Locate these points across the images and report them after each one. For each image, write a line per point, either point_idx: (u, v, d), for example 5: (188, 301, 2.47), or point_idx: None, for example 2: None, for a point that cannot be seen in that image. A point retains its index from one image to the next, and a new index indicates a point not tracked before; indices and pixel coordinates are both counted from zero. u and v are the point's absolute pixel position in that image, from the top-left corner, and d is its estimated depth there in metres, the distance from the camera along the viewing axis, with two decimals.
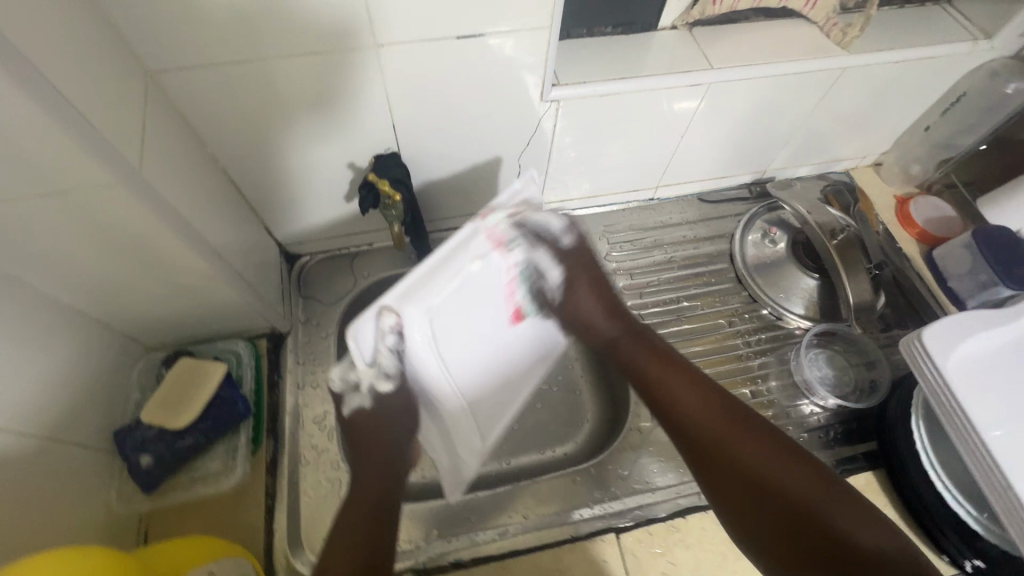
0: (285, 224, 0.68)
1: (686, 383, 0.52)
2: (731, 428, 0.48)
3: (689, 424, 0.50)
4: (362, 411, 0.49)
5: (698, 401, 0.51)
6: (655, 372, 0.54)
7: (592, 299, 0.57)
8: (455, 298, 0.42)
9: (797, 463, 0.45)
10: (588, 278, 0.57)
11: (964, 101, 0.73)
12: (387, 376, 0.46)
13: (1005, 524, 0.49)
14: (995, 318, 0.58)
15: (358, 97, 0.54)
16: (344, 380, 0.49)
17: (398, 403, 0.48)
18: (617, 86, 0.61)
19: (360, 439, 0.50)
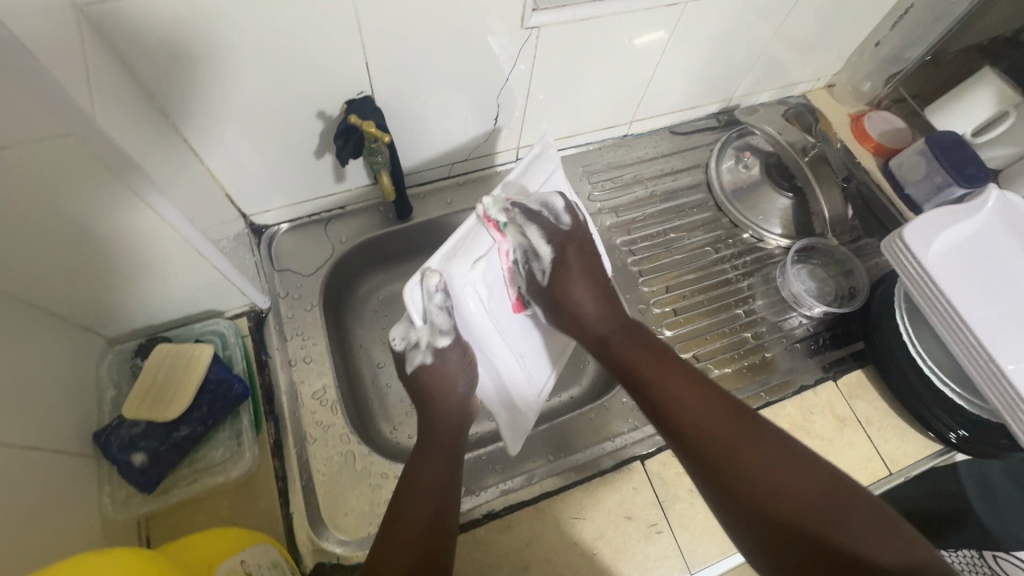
0: (249, 191, 0.62)
1: (680, 381, 0.48)
2: (734, 429, 0.44)
3: (681, 418, 0.46)
4: (425, 367, 0.53)
5: (696, 400, 0.46)
6: (649, 369, 0.50)
7: (586, 287, 0.56)
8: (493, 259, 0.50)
9: (805, 478, 0.40)
10: (582, 255, 0.57)
11: (913, 12, 0.77)
12: (442, 331, 0.51)
13: (987, 391, 0.54)
14: (963, 213, 0.63)
15: (328, 31, 0.48)
16: (405, 339, 0.54)
17: (459, 357, 0.53)
18: (599, 9, 0.58)
19: (426, 391, 0.53)
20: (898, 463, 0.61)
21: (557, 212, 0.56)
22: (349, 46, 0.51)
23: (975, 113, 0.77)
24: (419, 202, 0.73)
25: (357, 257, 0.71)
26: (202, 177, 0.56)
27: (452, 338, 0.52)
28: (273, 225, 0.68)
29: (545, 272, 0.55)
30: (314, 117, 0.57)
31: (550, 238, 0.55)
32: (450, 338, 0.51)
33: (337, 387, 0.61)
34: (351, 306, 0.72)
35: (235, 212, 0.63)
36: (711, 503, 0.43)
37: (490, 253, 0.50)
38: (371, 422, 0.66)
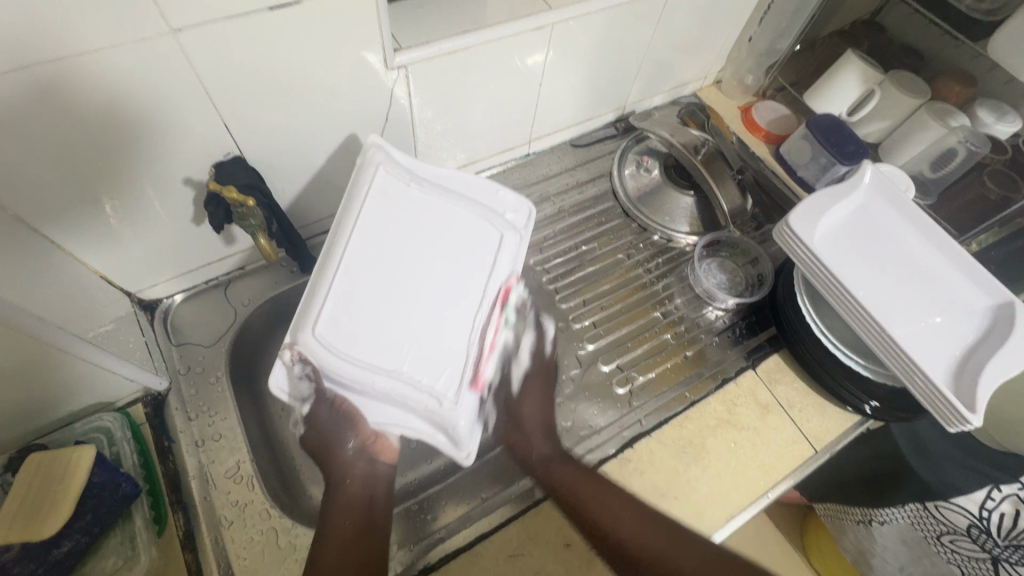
0: (130, 271, 0.58)
1: (626, 513, 0.54)
2: (665, 540, 0.53)
3: (661, 564, 0.52)
4: (307, 438, 0.55)
5: (663, 544, 0.53)
6: (585, 494, 0.56)
7: (561, 321, 0.69)
8: (343, 304, 0.49)
9: None
10: (537, 390, 0.65)
11: (776, 6, 0.81)
12: (304, 400, 0.51)
13: (885, 360, 0.57)
14: (840, 192, 0.66)
15: (170, 100, 0.46)
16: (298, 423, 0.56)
17: (327, 414, 0.53)
18: (462, 42, 0.58)
19: (320, 444, 0.55)
20: (823, 440, 0.63)
21: (512, 352, 0.67)
22: (202, 110, 0.48)
23: (847, 94, 0.81)
24: (323, 251, 0.71)
25: (264, 317, 0.68)
26: (67, 263, 0.51)
27: (315, 403, 0.52)
28: (165, 297, 0.64)
29: (511, 384, 0.66)
30: (182, 183, 0.54)
31: (533, 358, 0.67)
32: (312, 402, 0.51)
33: (252, 460, 0.57)
34: (266, 368, 0.69)
35: (116, 292, 0.59)
36: None
37: (328, 301, 0.49)
38: (299, 487, 0.62)
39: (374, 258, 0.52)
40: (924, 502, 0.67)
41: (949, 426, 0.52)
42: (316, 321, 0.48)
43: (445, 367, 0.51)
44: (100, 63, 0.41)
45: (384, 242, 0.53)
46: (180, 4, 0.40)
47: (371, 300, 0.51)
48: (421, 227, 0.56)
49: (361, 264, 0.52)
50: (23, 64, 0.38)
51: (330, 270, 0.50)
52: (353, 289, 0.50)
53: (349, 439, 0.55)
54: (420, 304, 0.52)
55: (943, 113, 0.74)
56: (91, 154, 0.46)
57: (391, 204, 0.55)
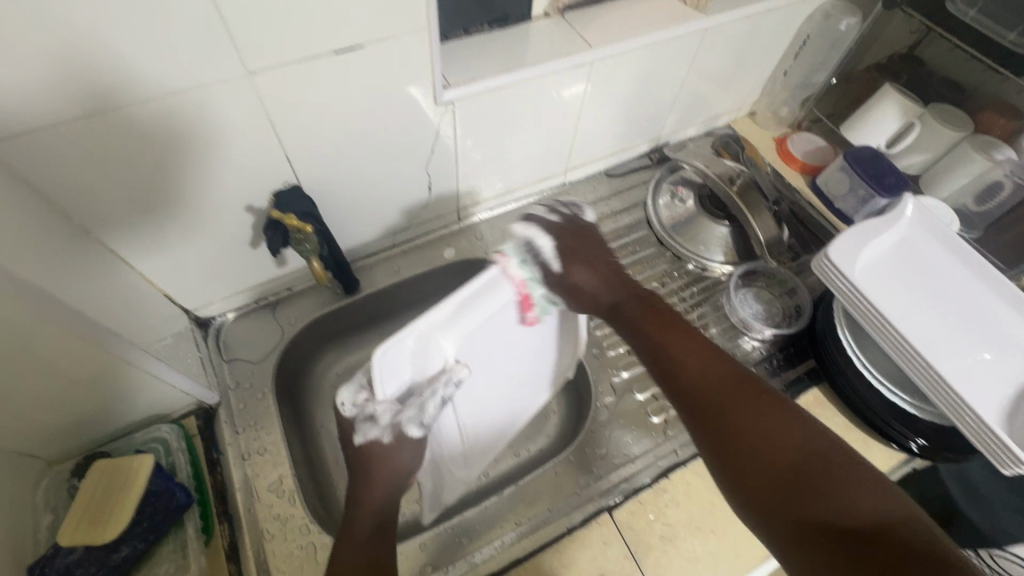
0: (191, 290, 0.62)
1: (699, 353, 0.51)
2: (736, 393, 0.47)
3: (693, 385, 0.49)
4: (378, 445, 0.52)
5: (699, 363, 0.50)
6: (654, 333, 0.54)
7: (591, 278, 0.56)
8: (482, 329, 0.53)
9: (788, 430, 0.43)
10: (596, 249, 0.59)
11: (811, 41, 0.83)
12: (419, 423, 0.52)
13: (933, 398, 0.56)
14: (882, 225, 0.66)
15: (240, 133, 0.50)
16: (355, 405, 0.52)
17: (411, 445, 0.53)
18: (507, 78, 0.61)
19: (362, 471, 0.52)
20: None
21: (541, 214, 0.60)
22: (267, 142, 0.52)
23: (886, 127, 0.81)
24: (365, 274, 0.74)
25: (308, 337, 0.71)
26: (136, 282, 0.55)
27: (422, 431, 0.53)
28: (219, 314, 0.68)
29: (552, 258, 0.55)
30: (243, 210, 0.58)
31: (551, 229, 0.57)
32: (422, 430, 0.52)
33: (293, 475, 0.59)
34: (308, 386, 0.71)
35: (177, 309, 0.62)
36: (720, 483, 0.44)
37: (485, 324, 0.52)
38: (335, 505, 0.64)
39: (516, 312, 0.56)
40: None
41: (1004, 469, 0.50)
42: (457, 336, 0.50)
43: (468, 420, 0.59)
44: (183, 103, 0.45)
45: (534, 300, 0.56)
46: (256, 51, 0.45)
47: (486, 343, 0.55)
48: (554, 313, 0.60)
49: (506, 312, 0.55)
50: (117, 104, 0.42)
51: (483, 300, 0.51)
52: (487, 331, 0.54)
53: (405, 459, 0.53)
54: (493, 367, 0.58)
55: (986, 146, 0.73)
56: (166, 183, 0.50)
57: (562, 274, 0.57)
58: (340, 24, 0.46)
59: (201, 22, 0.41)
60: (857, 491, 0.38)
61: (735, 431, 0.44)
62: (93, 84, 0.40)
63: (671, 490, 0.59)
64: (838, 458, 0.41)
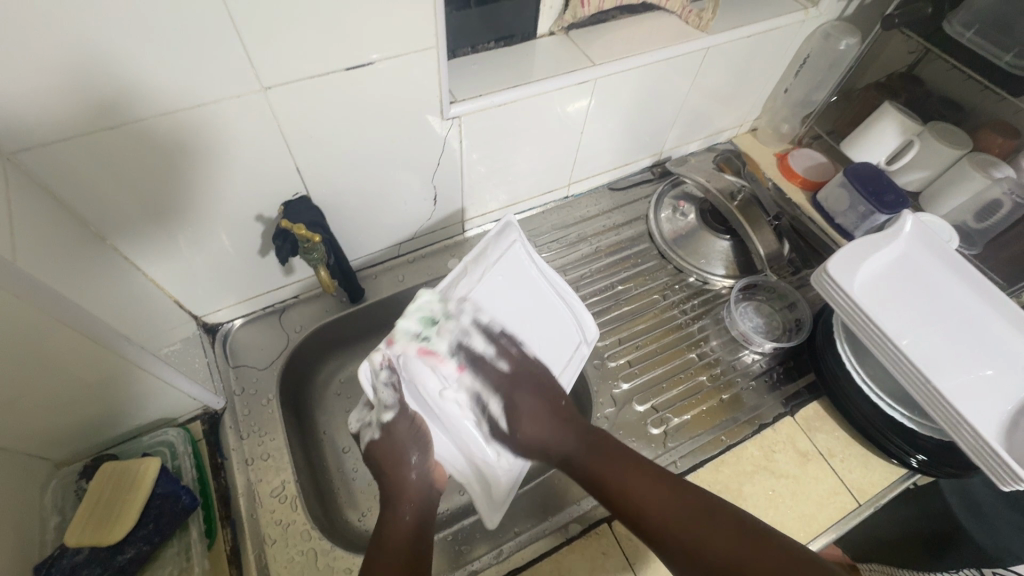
0: (200, 296, 0.64)
1: (645, 482, 0.54)
2: (695, 516, 0.51)
3: (648, 508, 0.52)
4: (376, 441, 0.57)
5: (648, 486, 0.54)
6: (601, 468, 0.57)
7: (536, 400, 0.61)
8: (453, 328, 0.56)
9: (745, 544, 0.48)
10: (527, 389, 0.61)
11: (811, 60, 0.84)
12: (387, 406, 0.55)
13: (932, 414, 0.56)
14: (881, 240, 0.67)
15: (253, 145, 0.52)
16: (361, 420, 0.59)
17: (404, 429, 0.56)
18: (512, 94, 0.63)
19: (377, 467, 0.57)
20: (866, 494, 0.62)
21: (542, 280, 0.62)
22: (279, 154, 0.54)
23: (885, 145, 0.82)
24: (370, 283, 0.75)
25: (314, 344, 0.72)
26: (146, 288, 0.57)
27: (396, 412, 0.56)
28: (227, 321, 0.69)
29: (500, 359, 0.60)
30: (253, 218, 0.59)
31: (500, 352, 0.59)
32: (395, 411, 0.56)
33: (296, 481, 0.60)
34: (312, 392, 0.72)
35: (186, 315, 0.64)
36: None
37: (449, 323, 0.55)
38: (337, 511, 0.64)
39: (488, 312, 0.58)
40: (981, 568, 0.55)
41: (1003, 485, 0.51)
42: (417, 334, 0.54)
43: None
44: (199, 115, 0.47)
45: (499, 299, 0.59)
46: (270, 67, 0.46)
47: (463, 342, 0.57)
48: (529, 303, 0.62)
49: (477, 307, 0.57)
50: (136, 117, 0.44)
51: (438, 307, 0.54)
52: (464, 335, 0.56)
53: (413, 454, 0.56)
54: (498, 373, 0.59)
55: (985, 163, 0.74)
56: (180, 193, 0.52)
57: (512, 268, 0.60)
58: (351, 42, 0.48)
59: (219, 39, 0.42)
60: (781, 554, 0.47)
61: (693, 556, 0.49)
62: (113, 98, 0.42)
63: None
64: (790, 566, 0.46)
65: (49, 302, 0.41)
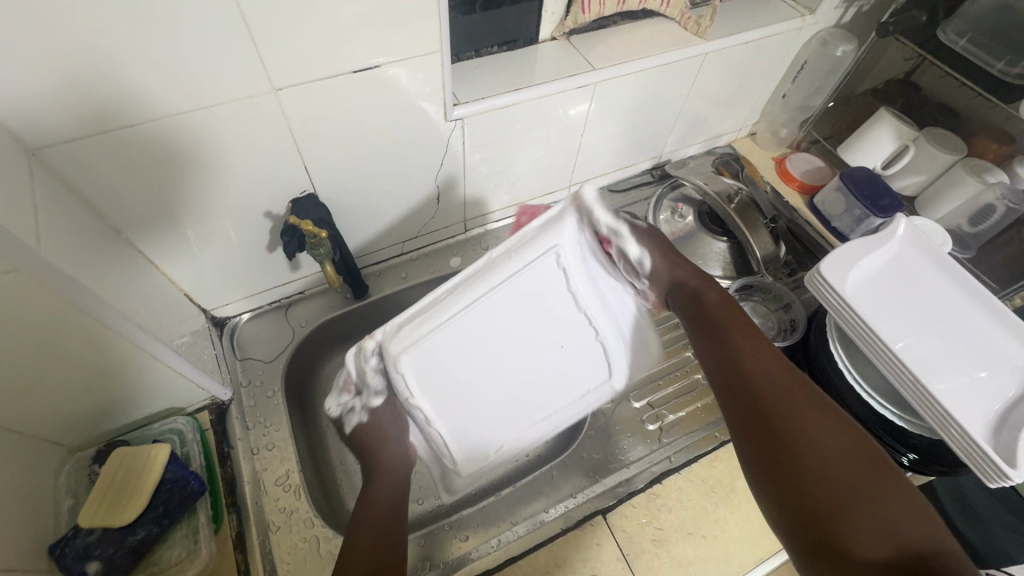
0: (209, 290, 0.66)
1: (784, 378, 0.48)
2: (800, 397, 0.46)
3: (756, 376, 0.49)
4: (363, 424, 0.58)
5: (764, 363, 0.49)
6: (720, 323, 0.55)
7: (660, 258, 0.61)
8: (452, 337, 0.51)
9: (844, 436, 0.43)
10: (655, 248, 0.61)
11: (809, 66, 0.86)
12: (376, 392, 0.56)
13: (922, 413, 0.58)
14: (874, 242, 0.68)
15: (263, 144, 0.54)
16: (341, 405, 0.60)
17: (389, 413, 0.58)
18: (514, 97, 0.65)
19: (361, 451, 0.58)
20: None
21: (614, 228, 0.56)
22: (288, 153, 0.56)
23: (881, 149, 0.84)
24: (374, 280, 0.77)
25: (318, 339, 0.74)
26: (158, 281, 0.58)
27: (384, 397, 0.57)
28: (234, 315, 0.71)
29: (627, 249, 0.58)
30: (262, 215, 0.61)
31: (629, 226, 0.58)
32: (383, 397, 0.57)
33: (300, 470, 0.62)
34: (316, 385, 0.74)
35: (195, 309, 0.66)
36: (750, 471, 0.45)
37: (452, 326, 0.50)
38: (339, 502, 0.66)
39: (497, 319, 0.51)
40: None
41: (989, 481, 0.52)
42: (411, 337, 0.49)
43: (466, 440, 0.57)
44: (213, 114, 0.49)
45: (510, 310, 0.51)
46: (281, 70, 0.48)
47: (461, 351, 0.52)
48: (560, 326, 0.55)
49: (479, 318, 0.50)
50: (154, 116, 0.46)
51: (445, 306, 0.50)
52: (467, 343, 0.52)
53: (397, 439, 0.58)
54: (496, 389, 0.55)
55: (980, 168, 0.76)
56: (193, 188, 0.54)
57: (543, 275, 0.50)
58: (359, 46, 0.50)
59: (234, 43, 0.45)
60: (878, 499, 0.39)
61: (784, 421, 0.45)
62: (133, 97, 0.44)
63: (663, 495, 0.61)
64: (888, 487, 0.40)
65: (68, 290, 0.43)
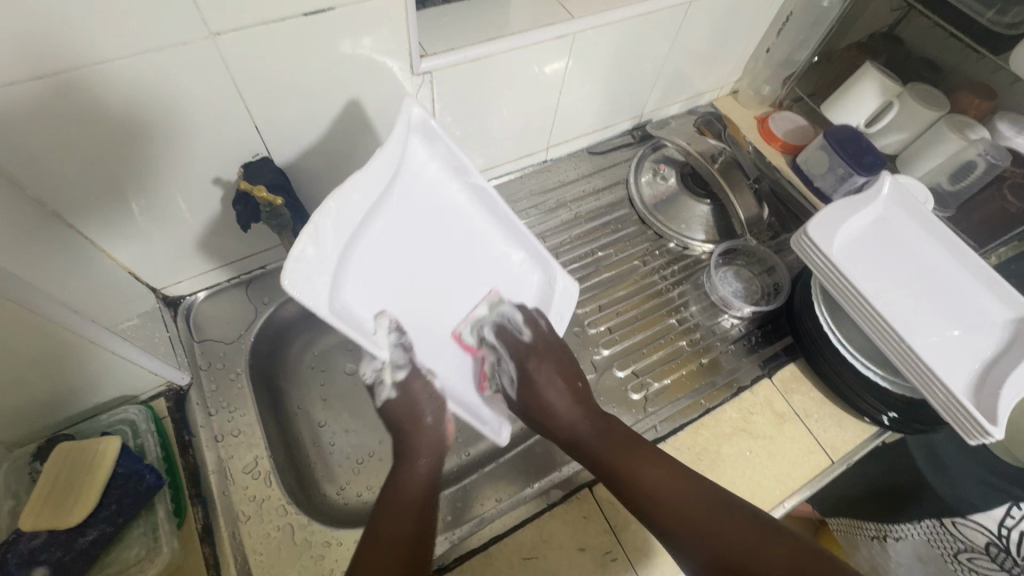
0: (159, 267, 0.60)
1: (644, 466, 0.51)
2: (692, 504, 0.47)
3: (655, 494, 0.49)
4: (394, 399, 0.53)
5: (672, 488, 0.49)
6: (616, 458, 0.52)
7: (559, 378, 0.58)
8: (363, 240, 0.48)
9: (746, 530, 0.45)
10: (551, 363, 0.58)
11: (794, 18, 0.82)
12: (398, 365, 0.52)
13: (906, 374, 0.57)
14: (860, 202, 0.66)
15: (205, 101, 0.47)
16: (372, 372, 0.53)
17: (420, 390, 0.53)
18: (486, 48, 0.59)
19: (394, 422, 0.54)
20: (839, 451, 0.63)
21: (517, 326, 0.59)
22: (234, 110, 0.50)
23: (865, 106, 0.81)
24: None
25: (285, 316, 0.69)
26: (95, 258, 0.52)
27: (409, 368, 0.53)
28: (189, 294, 0.66)
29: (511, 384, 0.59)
30: (211, 182, 0.55)
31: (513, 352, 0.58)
32: (408, 368, 0.52)
33: (270, 457, 0.58)
34: (285, 365, 0.69)
35: (144, 288, 0.60)
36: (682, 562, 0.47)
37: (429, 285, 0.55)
38: (314, 487, 0.62)
39: (381, 236, 0.51)
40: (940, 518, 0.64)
41: (970, 439, 0.52)
42: (339, 286, 0.45)
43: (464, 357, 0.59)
44: (142, 66, 0.42)
45: (384, 240, 0.51)
46: (219, 10, 0.42)
47: (370, 253, 0.49)
48: (439, 194, 0.56)
49: (367, 228, 0.48)
50: (67, 66, 0.39)
51: (328, 237, 0.43)
52: (373, 230, 0.50)
53: (427, 415, 0.54)
54: (404, 241, 0.53)
55: (962, 125, 0.74)
56: (126, 156, 0.48)
57: (391, 259, 0.52)
58: None
59: None
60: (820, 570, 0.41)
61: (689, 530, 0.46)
62: (37, 40, 0.37)
63: None
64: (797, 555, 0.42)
65: None
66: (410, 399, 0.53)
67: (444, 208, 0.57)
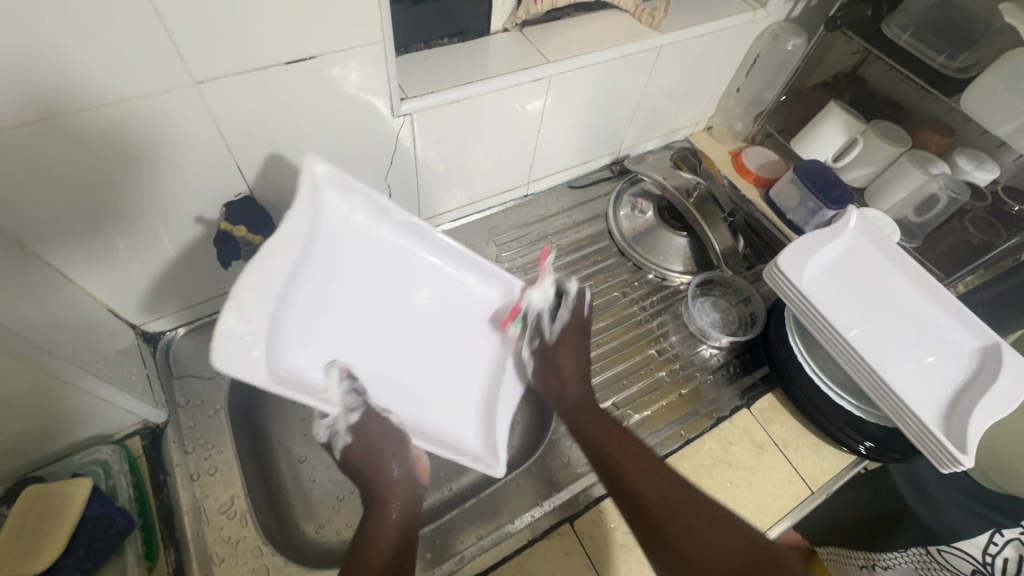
0: (139, 304, 0.60)
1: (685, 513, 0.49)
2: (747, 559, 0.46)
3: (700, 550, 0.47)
4: (350, 446, 0.53)
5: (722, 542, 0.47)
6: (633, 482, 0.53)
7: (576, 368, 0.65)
8: (295, 305, 0.49)
9: None
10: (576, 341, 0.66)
11: (761, 60, 0.86)
12: (351, 409, 0.52)
13: (878, 404, 0.58)
14: (828, 235, 0.69)
15: (187, 143, 0.49)
16: (327, 429, 0.55)
17: (375, 430, 0.53)
18: (465, 91, 0.62)
19: (356, 470, 0.54)
20: (818, 481, 0.64)
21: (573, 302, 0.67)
22: (217, 151, 0.51)
23: (832, 142, 0.85)
24: None
25: None
26: (74, 296, 0.52)
27: (363, 411, 0.52)
28: (168, 330, 0.66)
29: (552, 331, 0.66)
30: (193, 220, 0.56)
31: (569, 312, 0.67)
32: (361, 410, 0.52)
33: (247, 496, 0.57)
34: None
35: (122, 325, 0.60)
36: None
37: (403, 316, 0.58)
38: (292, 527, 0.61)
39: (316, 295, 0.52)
40: (927, 547, 0.64)
41: (943, 468, 0.52)
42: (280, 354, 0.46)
43: (431, 388, 0.59)
44: (125, 112, 0.44)
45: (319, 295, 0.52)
46: (203, 59, 0.44)
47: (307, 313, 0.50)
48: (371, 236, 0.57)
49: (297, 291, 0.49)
50: (52, 113, 0.41)
51: (256, 305, 0.44)
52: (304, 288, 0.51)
53: (392, 460, 0.53)
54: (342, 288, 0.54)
55: (923, 161, 0.77)
56: (108, 197, 0.49)
57: (331, 311, 0.53)
58: (293, 35, 0.46)
59: (143, 34, 0.40)
60: None
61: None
62: (23, 90, 0.38)
63: None
64: None
65: None
66: (370, 450, 0.53)
67: (378, 252, 0.57)
